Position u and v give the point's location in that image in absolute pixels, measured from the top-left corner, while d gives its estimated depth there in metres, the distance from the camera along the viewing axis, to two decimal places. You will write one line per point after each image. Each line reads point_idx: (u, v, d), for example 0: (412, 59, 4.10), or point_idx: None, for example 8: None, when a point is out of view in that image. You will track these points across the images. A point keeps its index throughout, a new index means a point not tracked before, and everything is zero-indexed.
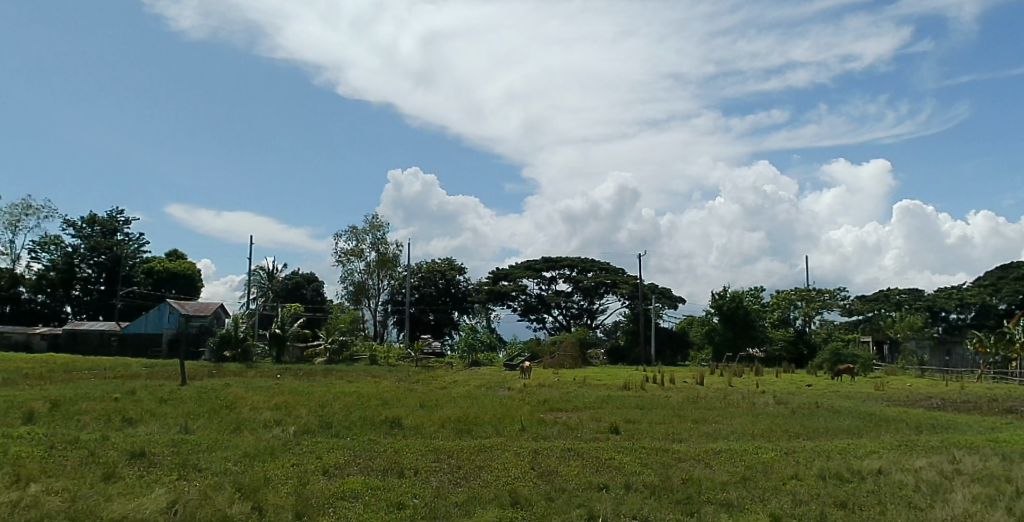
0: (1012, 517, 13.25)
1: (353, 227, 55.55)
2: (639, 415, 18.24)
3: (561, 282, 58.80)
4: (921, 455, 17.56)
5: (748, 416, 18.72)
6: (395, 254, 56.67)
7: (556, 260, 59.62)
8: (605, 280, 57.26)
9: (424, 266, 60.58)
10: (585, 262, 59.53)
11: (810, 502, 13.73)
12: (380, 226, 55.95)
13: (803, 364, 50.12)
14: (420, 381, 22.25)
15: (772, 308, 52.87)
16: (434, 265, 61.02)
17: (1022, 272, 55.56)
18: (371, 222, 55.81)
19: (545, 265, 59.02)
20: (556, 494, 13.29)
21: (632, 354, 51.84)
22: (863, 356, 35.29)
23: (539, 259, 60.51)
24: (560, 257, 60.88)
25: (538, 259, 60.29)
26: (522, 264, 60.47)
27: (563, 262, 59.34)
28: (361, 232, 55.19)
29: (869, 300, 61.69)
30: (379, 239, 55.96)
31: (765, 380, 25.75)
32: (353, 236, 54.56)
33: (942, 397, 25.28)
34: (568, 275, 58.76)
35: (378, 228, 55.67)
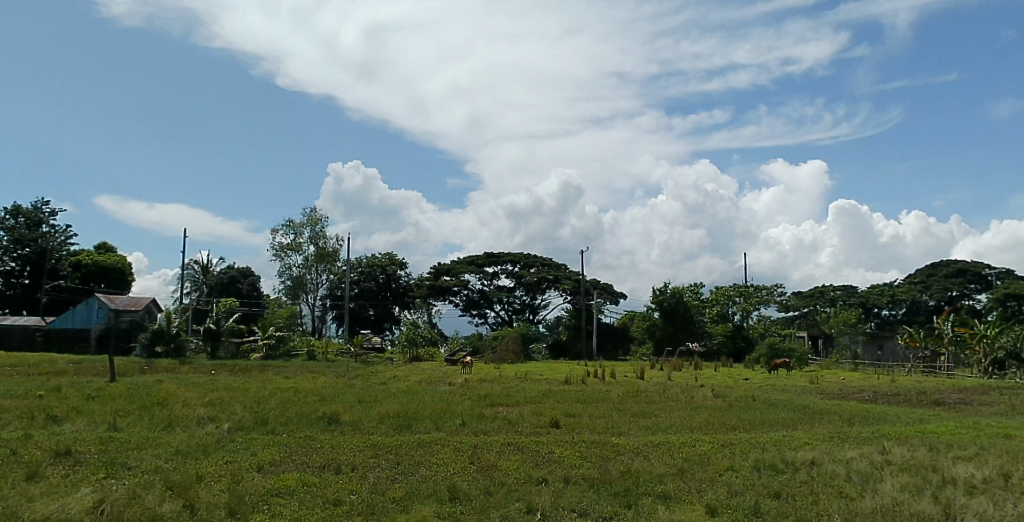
0: (937, 505, 13.73)
1: (292, 221, 54.70)
2: (579, 409, 18.40)
3: (504, 277, 58.93)
4: (852, 446, 18.08)
5: (687, 409, 19.04)
6: (335, 248, 56.04)
7: (499, 255, 59.70)
8: (547, 276, 57.64)
9: (364, 260, 60.03)
10: (527, 258, 59.78)
11: (745, 493, 14.03)
12: (320, 220, 55.22)
13: (740, 359, 50.72)
14: (360, 377, 22.02)
15: (710, 304, 53.86)
16: (375, 260, 60.49)
17: (951, 270, 57.90)
18: (310, 216, 55.00)
19: (487, 260, 59.05)
20: (495, 488, 13.31)
21: (574, 348, 52.27)
22: (798, 350, 36.33)
23: (481, 254, 60.48)
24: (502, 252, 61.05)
25: (481, 254, 60.30)
26: (464, 259, 60.39)
27: (505, 258, 59.48)
28: (300, 225, 54.35)
29: (805, 296, 63.18)
30: (319, 234, 55.26)
31: (704, 374, 26.28)
32: (291, 229, 53.66)
33: (874, 390, 26.12)
34: (511, 271, 58.90)
35: (317, 221, 54.93)
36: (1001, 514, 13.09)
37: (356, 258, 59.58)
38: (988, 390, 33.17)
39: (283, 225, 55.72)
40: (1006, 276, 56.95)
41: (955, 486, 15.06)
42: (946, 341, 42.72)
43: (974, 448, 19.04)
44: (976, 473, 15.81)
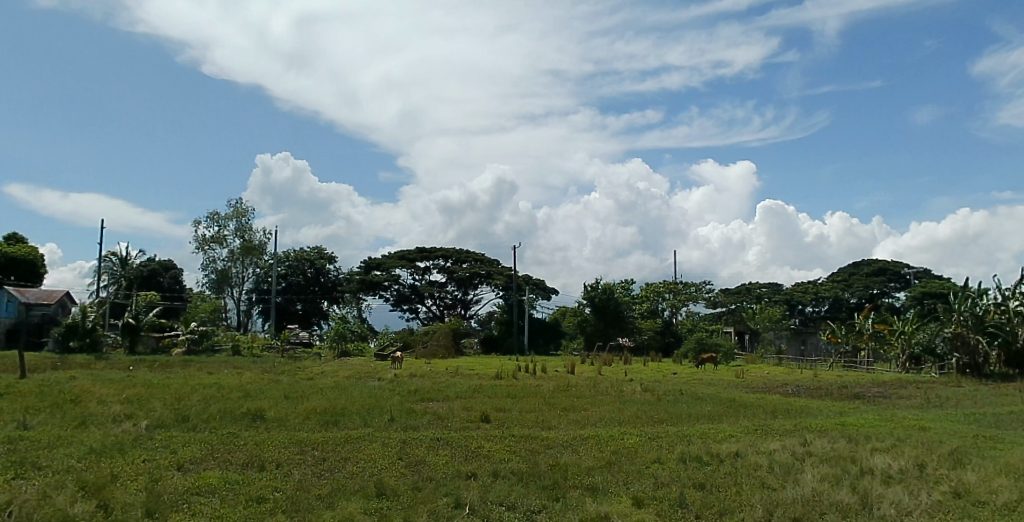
0: (854, 494, 14.25)
1: (216, 213, 53.35)
2: (510, 404, 18.49)
3: (435, 272, 58.75)
4: (775, 438, 18.68)
5: (616, 403, 19.34)
6: (261, 241, 54.91)
7: (431, 250, 59.51)
8: (479, 272, 57.76)
9: (292, 254, 58.86)
10: (459, 253, 59.77)
11: (671, 485, 14.32)
12: (246, 212, 54.00)
13: (669, 353, 52.23)
14: (286, 372, 21.66)
15: (640, 300, 54.75)
16: (304, 254, 59.41)
17: (871, 269, 60.30)
18: (236, 208, 53.74)
19: (419, 255, 58.76)
20: (423, 484, 13.25)
21: (505, 343, 52.46)
22: (724, 345, 37.34)
23: (413, 249, 60.16)
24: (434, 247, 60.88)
25: (413, 249, 59.98)
26: (395, 254, 60.03)
27: (437, 253, 59.28)
28: (225, 218, 53.05)
29: (733, 293, 64.92)
30: (245, 226, 54.05)
31: (634, 368, 26.71)
32: (216, 221, 52.32)
33: (797, 384, 27.05)
34: (443, 266, 58.74)
35: (243, 214, 53.72)
36: (913, 502, 13.66)
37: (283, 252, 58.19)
38: (905, 384, 34.69)
39: (207, 218, 54.33)
40: (922, 275, 59.68)
41: (872, 476, 15.68)
42: (866, 337, 44.72)
43: (890, 439, 19.88)
44: (893, 464, 16.48)
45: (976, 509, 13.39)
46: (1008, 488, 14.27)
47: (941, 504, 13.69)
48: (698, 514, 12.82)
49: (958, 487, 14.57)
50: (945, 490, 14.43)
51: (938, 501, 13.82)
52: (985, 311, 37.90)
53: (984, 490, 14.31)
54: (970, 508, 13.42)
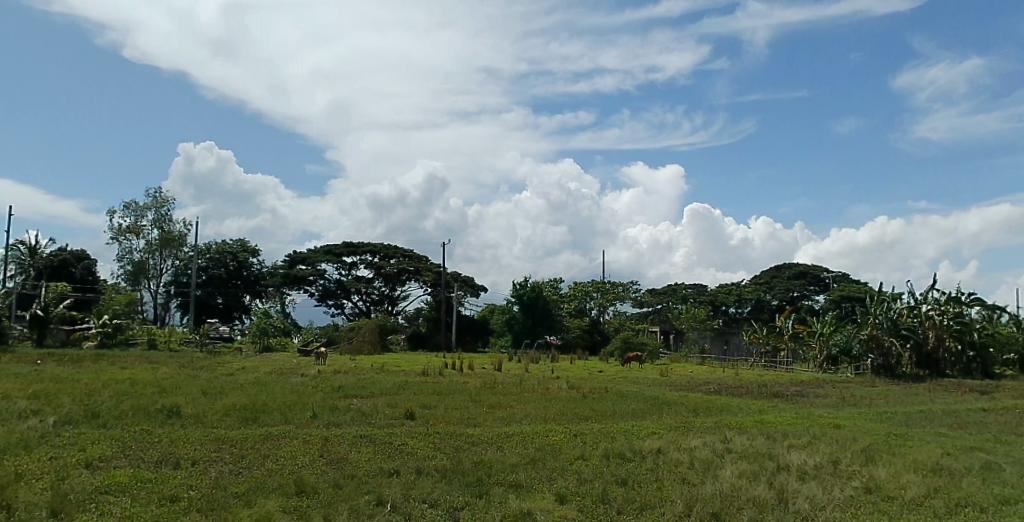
0: (770, 489, 14.75)
1: (134, 202, 51.44)
2: (435, 401, 18.45)
3: (362, 267, 58.14)
4: (696, 435, 19.16)
5: (542, 400, 19.52)
6: (182, 233, 53.21)
7: (358, 245, 58.87)
8: (407, 268, 57.43)
9: (213, 247, 56.76)
10: (387, 248, 59.38)
11: (594, 481, 14.52)
12: (166, 202, 52.24)
13: (596, 351, 52.92)
14: (204, 368, 21.06)
15: (569, 299, 55.43)
16: (226, 247, 57.39)
17: (792, 272, 62.53)
18: (155, 198, 51.93)
19: (345, 250, 58.04)
20: (344, 482, 13.08)
21: (433, 340, 52.45)
22: (649, 344, 38.17)
23: (340, 243, 59.45)
24: (361, 242, 60.27)
25: (340, 243, 59.25)
26: (322, 248, 59.18)
27: (365, 248, 58.70)
28: (143, 208, 51.20)
29: (659, 293, 66.28)
30: (164, 217, 52.36)
31: (560, 367, 26.94)
32: (133, 211, 50.44)
33: (719, 383, 27.78)
34: (370, 261, 58.20)
35: (163, 204, 51.96)
36: (827, 498, 14.22)
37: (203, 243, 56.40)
38: (822, 383, 36.05)
39: (124, 207, 52.39)
40: (840, 279, 62.25)
41: (788, 472, 16.24)
42: (787, 338, 46.33)
43: (805, 437, 20.65)
44: (808, 461, 17.12)
45: (884, 504, 14.00)
46: (915, 484, 14.98)
47: (852, 499, 14.26)
48: (620, 510, 13.03)
49: (868, 483, 15.24)
50: (857, 486, 15.06)
51: (850, 497, 14.40)
52: (899, 315, 39.83)
53: (892, 485, 15.00)
54: (879, 503, 14.01)
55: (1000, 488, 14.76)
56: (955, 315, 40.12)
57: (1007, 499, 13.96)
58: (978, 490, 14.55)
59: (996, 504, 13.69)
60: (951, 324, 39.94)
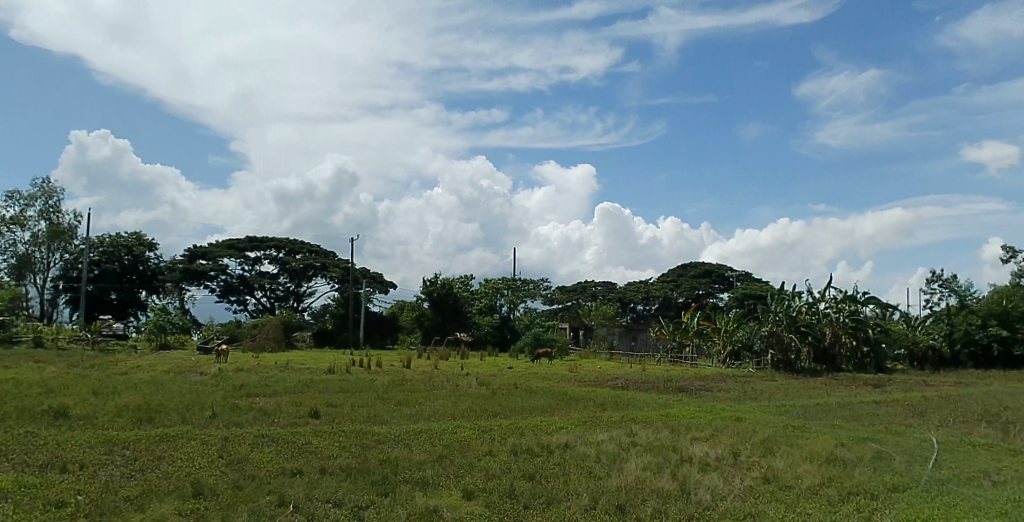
0: (672, 481, 15.26)
1: (18, 192, 48.44)
2: (341, 399, 18.20)
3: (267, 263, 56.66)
4: (603, 429, 19.61)
5: (450, 397, 19.53)
6: (72, 224, 50.48)
7: (263, 240, 57.32)
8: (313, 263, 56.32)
9: (107, 239, 54.03)
10: (294, 243, 58.10)
11: (501, 477, 14.63)
12: (54, 192, 49.45)
13: (506, 348, 53.33)
14: (96, 366, 20.08)
15: (480, 295, 55.60)
16: (120, 239, 54.68)
17: (698, 271, 64.66)
18: (42, 187, 49.06)
19: (249, 245, 56.43)
20: (244, 483, 12.73)
21: (340, 337, 51.65)
22: (559, 340, 38.78)
23: (243, 238, 57.78)
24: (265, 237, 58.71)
25: (243, 238, 57.55)
26: (224, 242, 57.38)
27: (269, 243, 57.22)
28: (30, 198, 48.30)
29: (569, 290, 67.24)
30: (52, 208, 49.58)
31: (469, 363, 27.05)
32: (18, 201, 47.50)
33: (626, 378, 28.47)
34: (275, 256, 56.78)
35: (52, 194, 49.16)
36: (727, 488, 14.80)
37: (95, 236, 53.58)
38: (725, 377, 37.48)
39: (7, 196, 49.27)
40: (743, 278, 64.81)
41: (691, 464, 16.81)
42: (692, 334, 47.94)
43: (708, 429, 21.43)
44: (710, 452, 17.78)
45: (782, 493, 14.69)
46: (810, 474, 15.79)
47: (751, 489, 14.90)
48: (527, 504, 13.19)
49: (767, 473, 15.95)
50: (756, 476, 15.74)
51: (749, 487, 15.04)
52: (798, 312, 41.73)
53: (789, 475, 15.75)
54: (777, 492, 14.68)
55: (887, 475, 15.73)
56: (850, 313, 42.46)
57: (894, 486, 14.87)
58: (869, 479, 15.44)
59: (885, 491, 14.56)
60: (847, 321, 42.22)
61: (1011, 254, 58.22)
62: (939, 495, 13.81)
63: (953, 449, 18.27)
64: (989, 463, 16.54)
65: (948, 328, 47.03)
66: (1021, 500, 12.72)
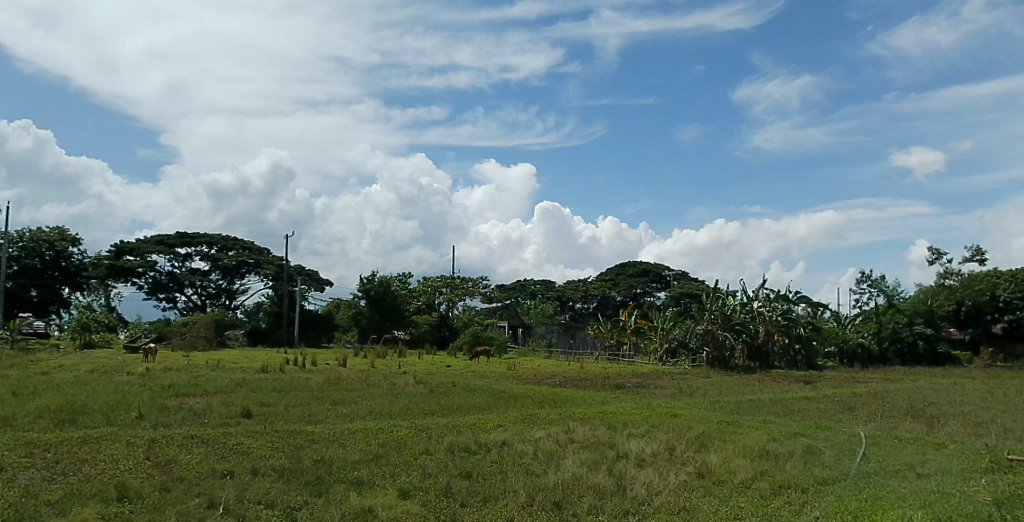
0: (608, 477, 15.49)
1: None
2: (275, 398, 17.89)
3: (198, 259, 55.19)
4: (540, 427, 19.74)
5: (387, 396, 19.41)
6: None
7: (193, 236, 55.80)
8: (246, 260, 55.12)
9: (27, 234, 51.68)
10: (226, 239, 56.73)
11: (438, 475, 14.61)
12: None
13: (444, 345, 53.93)
14: (15, 367, 19.24)
15: (418, 294, 55.26)
16: (42, 234, 52.38)
17: (636, 270, 65.69)
18: None
19: (179, 241, 54.87)
20: (172, 485, 12.41)
21: (274, 335, 50.74)
22: (498, 338, 38.96)
23: (173, 233, 56.12)
24: (196, 233, 57.16)
25: (173, 234, 55.90)
26: (152, 238, 55.62)
27: (200, 239, 55.75)
28: None
29: (508, 288, 67.32)
30: None
31: (407, 361, 26.87)
32: None
33: (564, 376, 28.76)
34: (207, 253, 55.32)
35: None
36: (662, 483, 15.11)
37: (14, 230, 51.17)
38: (661, 375, 38.23)
39: None
40: (679, 277, 66.18)
41: (627, 460, 17.10)
42: (629, 332, 48.65)
43: (644, 426, 21.82)
44: (646, 448, 18.12)
45: (715, 487, 15.08)
46: (743, 468, 16.26)
47: (686, 483, 15.26)
48: (463, 502, 13.21)
49: (701, 468, 16.36)
50: (690, 471, 16.11)
51: (684, 481, 15.40)
52: (732, 311, 42.78)
53: (723, 470, 16.18)
54: (710, 486, 15.07)
55: (817, 469, 16.30)
56: (782, 311, 43.61)
57: (824, 479, 15.42)
58: (799, 472, 15.99)
59: (814, 484, 15.09)
60: (779, 319, 43.36)
61: (937, 256, 60.69)
62: (866, 488, 14.37)
63: (879, 442, 19.07)
64: (913, 457, 17.26)
65: (877, 327, 48.58)
66: (941, 491, 13.33)
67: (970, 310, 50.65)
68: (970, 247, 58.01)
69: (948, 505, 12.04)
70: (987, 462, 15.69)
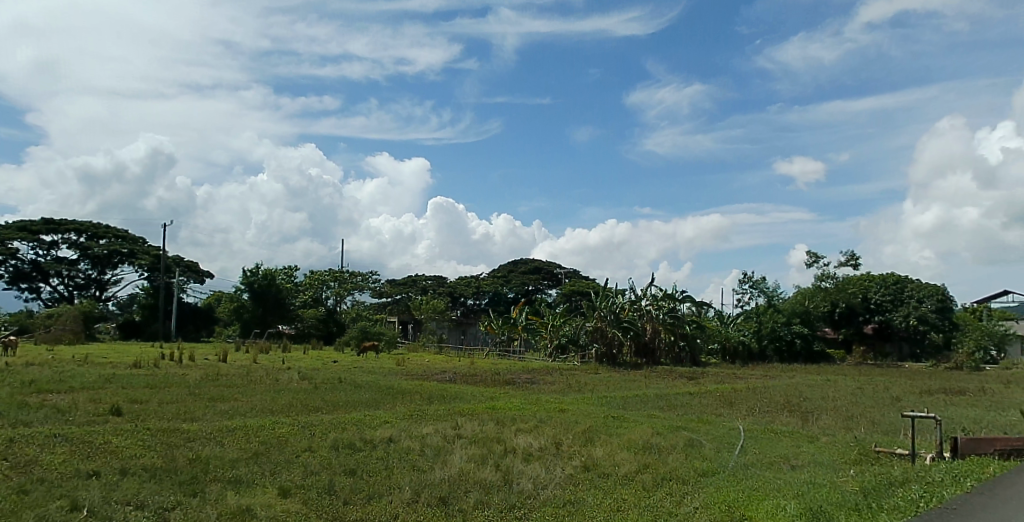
0: (495, 471, 15.68)
1: None
2: (147, 395, 17.08)
3: (65, 247, 51.69)
4: (428, 423, 19.72)
5: (268, 392, 18.89)
6: None
7: (61, 222, 52.22)
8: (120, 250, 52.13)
9: None
10: (97, 227, 53.41)
11: (321, 473, 14.37)
12: None
13: (332, 342, 51.91)
14: None
15: (305, 288, 53.92)
16: None
17: (528, 268, 67.10)
18: None
19: (44, 227, 51.21)
20: (32, 487, 11.64)
21: (149, 329, 48.24)
22: (387, 333, 38.63)
23: (37, 219, 52.32)
24: (63, 219, 53.50)
25: (37, 219, 52.09)
26: (13, 223, 51.61)
27: (68, 226, 52.24)
28: None
29: (399, 283, 66.20)
30: None
31: (292, 357, 26.16)
32: None
33: (454, 372, 28.85)
34: (75, 241, 51.89)
35: None
36: (548, 477, 15.44)
37: None
38: (550, 371, 39.02)
39: None
40: (570, 275, 67.87)
41: (515, 455, 17.38)
42: (520, 328, 49.34)
43: (532, 421, 22.24)
44: (533, 443, 18.47)
45: (599, 480, 15.57)
46: (627, 461, 16.88)
47: (571, 477, 15.66)
48: (346, 500, 13.04)
49: (587, 461, 16.84)
50: (577, 465, 16.56)
51: (570, 475, 15.81)
52: (621, 309, 44.14)
53: (608, 463, 16.75)
54: (595, 479, 15.56)
55: (698, 461, 17.10)
56: (668, 310, 45.43)
57: (704, 471, 16.21)
58: (680, 465, 16.75)
59: (695, 476, 15.84)
60: (665, 317, 45.16)
61: (814, 259, 64.79)
62: (743, 479, 15.25)
63: (756, 435, 20.27)
64: (787, 449, 18.45)
65: (757, 326, 51.47)
66: (814, 481, 14.30)
67: (844, 312, 54.70)
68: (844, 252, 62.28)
69: (818, 494, 12.90)
70: (856, 454, 16.91)
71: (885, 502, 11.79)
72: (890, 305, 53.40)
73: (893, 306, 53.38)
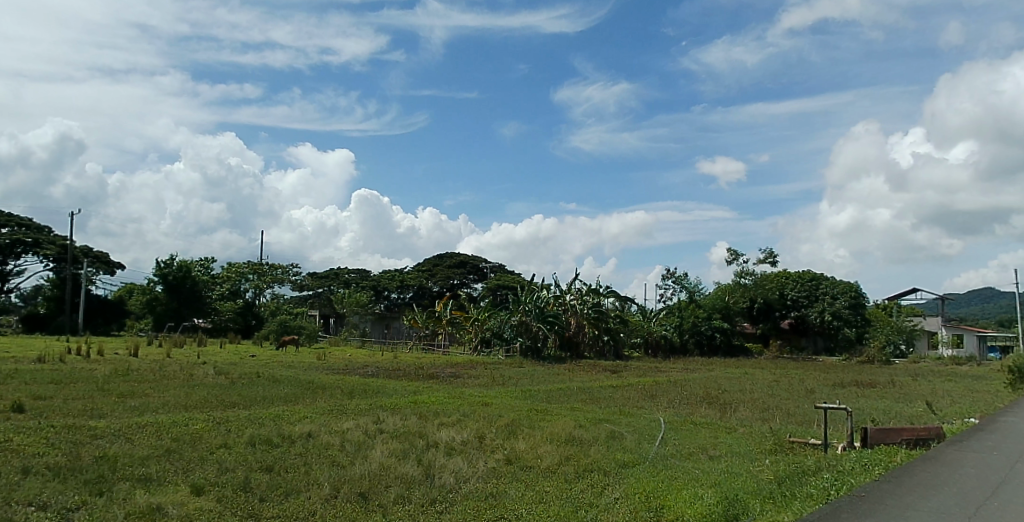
0: (416, 466, 15.71)
1: None
2: (52, 391, 16.37)
3: None
4: (349, 418, 19.57)
5: (182, 388, 18.36)
6: None
7: None
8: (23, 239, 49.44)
9: None
10: None
11: (236, 469, 14.12)
12: None
13: (250, 335, 51.11)
14: None
15: (222, 280, 52.34)
16: None
17: (454, 261, 67.14)
18: None
19: None
20: None
21: (54, 323, 46.05)
22: (308, 327, 37.64)
23: None
24: None
25: None
26: None
27: None
28: None
29: (320, 276, 64.76)
30: None
31: (206, 351, 25.33)
32: None
33: (376, 366, 28.58)
34: None
35: None
36: (470, 471, 15.56)
37: None
38: (474, 364, 39.12)
39: None
40: (495, 269, 68.20)
41: (437, 449, 17.45)
42: (444, 322, 49.39)
43: (455, 414, 22.34)
44: (456, 437, 18.57)
45: (521, 473, 15.80)
46: (549, 454, 17.18)
47: (494, 470, 15.85)
48: (262, 497, 12.86)
49: (510, 454, 17.07)
50: (499, 458, 16.79)
51: (492, 468, 15.98)
52: (545, 304, 44.72)
53: (531, 455, 17.04)
54: (517, 472, 15.81)
55: (619, 453, 17.57)
56: (593, 304, 46.17)
57: (625, 462, 16.68)
58: (602, 456, 17.18)
59: (616, 467, 16.28)
60: (589, 311, 45.82)
61: (733, 257, 67.15)
62: (662, 470, 15.78)
63: (676, 427, 20.93)
64: (705, 440, 19.19)
65: (678, 320, 52.72)
66: (730, 471, 14.93)
67: (762, 307, 57.26)
68: (763, 251, 64.92)
69: (734, 484, 13.45)
70: (770, 444, 17.70)
71: (798, 490, 12.42)
72: (805, 301, 55.75)
73: (808, 302, 55.73)
